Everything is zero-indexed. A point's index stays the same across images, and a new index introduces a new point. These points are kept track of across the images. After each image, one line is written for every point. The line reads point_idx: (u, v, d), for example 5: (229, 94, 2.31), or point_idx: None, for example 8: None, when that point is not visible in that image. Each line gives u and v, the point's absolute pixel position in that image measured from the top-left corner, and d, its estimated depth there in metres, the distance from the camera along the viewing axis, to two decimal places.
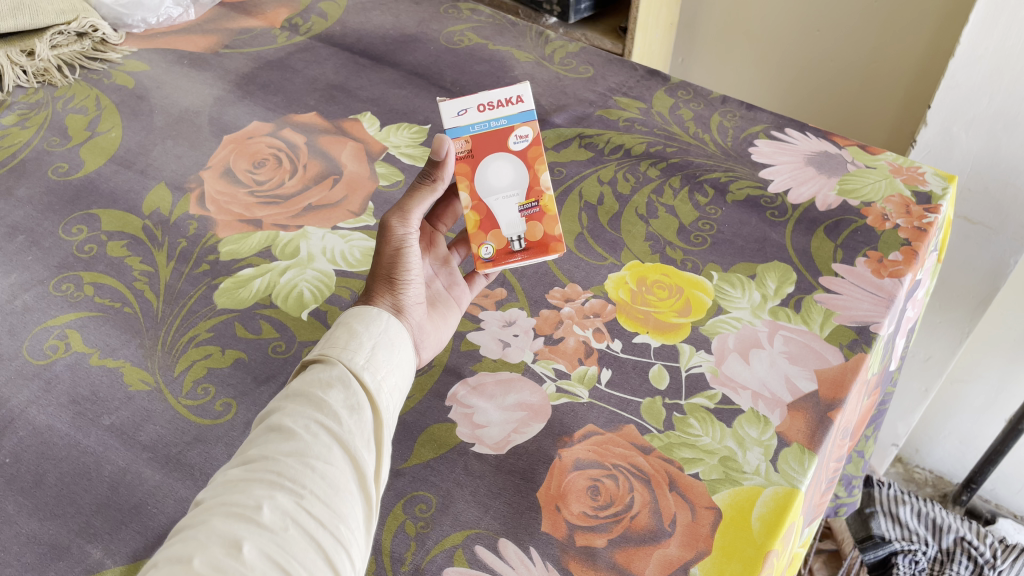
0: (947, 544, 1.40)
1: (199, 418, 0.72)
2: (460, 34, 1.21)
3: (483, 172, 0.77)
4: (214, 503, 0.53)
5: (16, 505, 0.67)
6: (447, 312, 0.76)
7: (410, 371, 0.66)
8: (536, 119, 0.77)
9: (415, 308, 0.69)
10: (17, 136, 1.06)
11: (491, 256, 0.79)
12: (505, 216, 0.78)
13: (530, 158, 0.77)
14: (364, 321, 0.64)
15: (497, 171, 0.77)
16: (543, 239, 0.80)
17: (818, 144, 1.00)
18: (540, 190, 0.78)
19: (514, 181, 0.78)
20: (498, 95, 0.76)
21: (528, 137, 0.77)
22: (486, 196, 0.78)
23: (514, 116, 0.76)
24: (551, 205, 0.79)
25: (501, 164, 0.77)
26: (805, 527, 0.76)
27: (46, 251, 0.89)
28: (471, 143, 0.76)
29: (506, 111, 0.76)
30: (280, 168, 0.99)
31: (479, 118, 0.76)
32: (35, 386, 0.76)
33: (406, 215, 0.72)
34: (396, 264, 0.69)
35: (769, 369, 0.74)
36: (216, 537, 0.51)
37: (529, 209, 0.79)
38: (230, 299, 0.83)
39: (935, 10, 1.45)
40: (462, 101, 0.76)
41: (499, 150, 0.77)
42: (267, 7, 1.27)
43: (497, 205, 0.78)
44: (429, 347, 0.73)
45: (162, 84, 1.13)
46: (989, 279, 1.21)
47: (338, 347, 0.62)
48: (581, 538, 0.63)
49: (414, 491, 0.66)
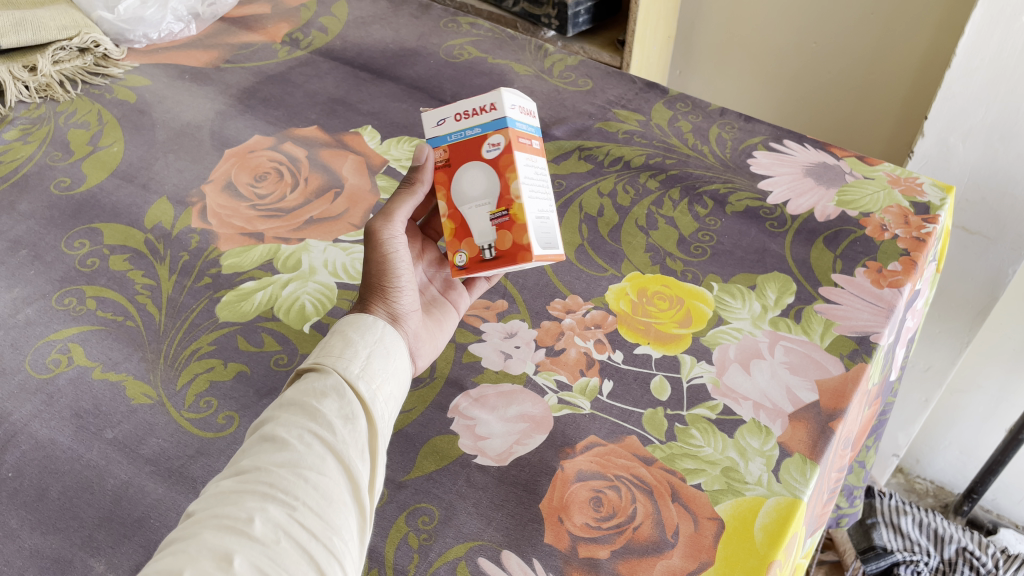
0: (948, 554, 1.40)
1: (201, 431, 0.73)
2: (460, 48, 1.22)
3: (459, 179, 0.75)
4: (205, 516, 0.53)
5: (19, 519, 0.67)
6: (442, 317, 0.76)
7: (405, 380, 0.66)
8: (508, 126, 0.74)
9: (411, 315, 0.70)
10: (19, 151, 1.07)
11: (464, 263, 0.75)
12: (477, 224, 0.74)
13: (502, 166, 0.73)
14: (360, 329, 0.65)
15: (471, 180, 0.75)
16: (512, 249, 0.73)
17: (816, 155, 1.01)
18: (510, 199, 0.73)
19: (486, 190, 0.74)
20: (473, 103, 0.75)
21: (500, 145, 0.74)
22: (461, 205, 0.75)
23: (487, 124, 0.74)
24: (521, 214, 0.72)
25: (474, 171, 0.75)
26: (808, 538, 0.76)
27: (49, 265, 0.90)
28: (448, 152, 0.76)
29: (481, 119, 0.75)
30: (281, 181, 0.99)
31: (455, 127, 0.76)
32: (37, 401, 0.76)
33: (389, 218, 0.72)
34: (387, 271, 0.69)
35: (770, 379, 0.74)
36: (206, 550, 0.50)
37: (500, 218, 0.73)
38: (232, 312, 0.84)
39: (930, 21, 1.47)
40: (442, 112, 0.77)
41: (473, 157, 0.75)
42: (268, 22, 1.28)
43: (470, 214, 0.75)
44: (425, 354, 0.72)
45: (164, 99, 1.13)
46: (988, 289, 1.21)
47: (333, 356, 0.62)
48: (584, 549, 0.63)
49: (417, 503, 0.66)
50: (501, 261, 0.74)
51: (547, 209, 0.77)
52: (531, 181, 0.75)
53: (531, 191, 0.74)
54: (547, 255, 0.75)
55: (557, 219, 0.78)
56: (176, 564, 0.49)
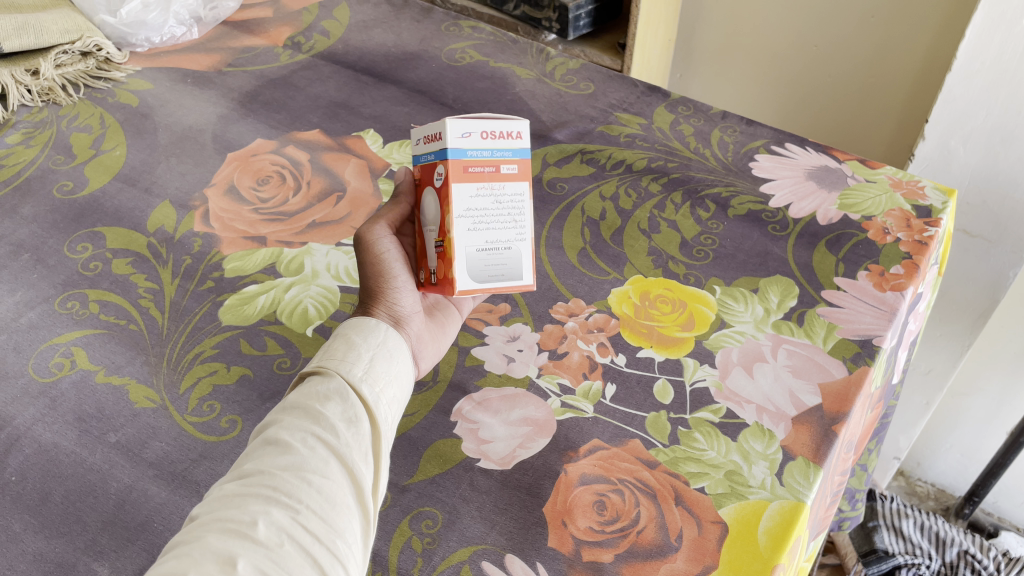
0: (950, 557, 1.40)
1: (205, 435, 0.73)
2: (461, 51, 1.22)
3: (424, 202, 0.74)
4: (209, 520, 0.53)
5: (22, 523, 0.67)
6: (445, 321, 0.76)
7: (408, 383, 0.66)
8: (451, 157, 0.69)
9: (414, 317, 0.69)
10: (21, 154, 1.07)
11: (422, 281, 0.75)
12: (430, 248, 0.74)
13: (444, 196, 0.70)
14: (362, 333, 0.65)
15: (429, 204, 0.73)
16: (443, 281, 0.71)
17: (817, 158, 1.01)
18: (446, 231, 0.70)
19: (436, 216, 0.72)
20: (433, 127, 0.72)
21: (444, 175, 0.70)
22: (424, 228, 0.74)
23: (436, 152, 0.71)
24: (451, 248, 0.69)
25: (429, 197, 0.73)
26: (811, 541, 0.76)
27: (52, 269, 0.90)
28: (419, 172, 0.75)
29: (435, 146, 0.72)
30: (283, 185, 0.99)
31: (424, 150, 0.74)
32: (40, 405, 0.76)
33: (374, 222, 0.74)
34: (380, 271, 0.70)
35: (774, 383, 0.74)
36: (210, 554, 0.50)
37: (440, 247, 0.71)
38: (235, 315, 0.84)
39: (930, 25, 1.48)
40: (423, 130, 0.75)
41: (430, 183, 0.73)
42: (269, 26, 1.29)
43: (426, 236, 0.74)
44: (429, 357, 0.72)
45: (166, 103, 1.14)
46: (989, 292, 1.21)
47: (336, 359, 0.62)
48: (587, 553, 0.63)
49: (420, 507, 0.66)
50: (439, 288, 0.72)
51: (503, 241, 0.72)
52: (479, 212, 0.71)
53: (472, 224, 0.70)
54: (484, 289, 0.71)
55: (523, 250, 0.72)
56: (180, 568, 0.49)
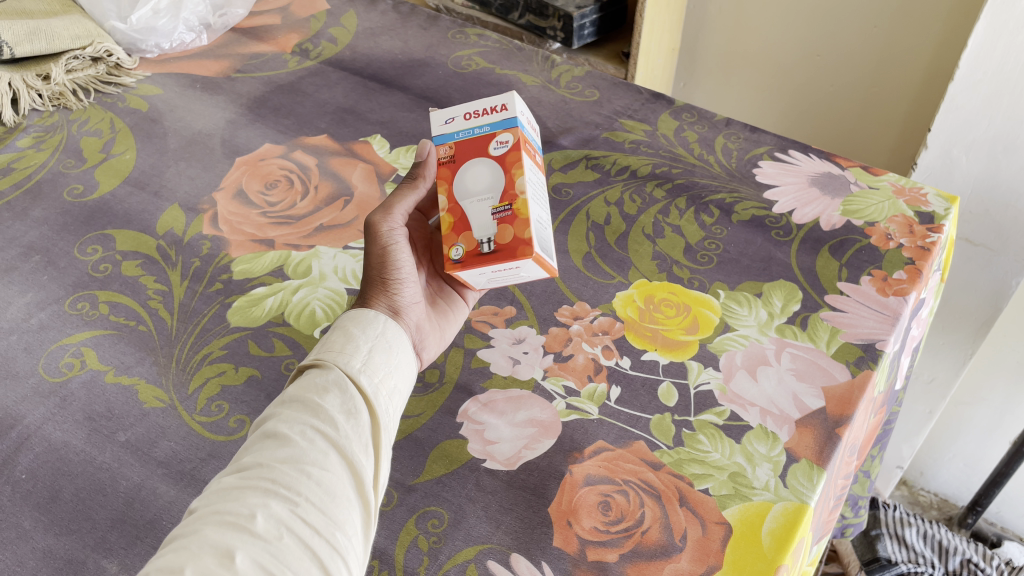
0: (953, 566, 1.40)
1: (213, 434, 0.73)
2: (468, 59, 1.23)
3: (466, 173, 0.74)
4: (207, 512, 0.53)
5: (32, 521, 0.67)
6: (449, 309, 0.77)
7: (409, 373, 0.67)
8: (518, 127, 0.74)
9: (413, 307, 0.70)
10: (32, 158, 1.08)
11: (460, 257, 0.71)
12: (478, 218, 0.71)
13: (508, 163, 0.73)
14: (361, 325, 0.66)
15: (475, 175, 0.73)
16: (513, 243, 0.69)
17: (821, 165, 1.02)
18: (514, 194, 0.71)
19: (489, 185, 0.73)
20: (484, 105, 0.77)
21: (508, 143, 0.74)
22: (462, 199, 0.73)
23: (496, 124, 0.75)
24: (525, 208, 0.70)
25: (479, 167, 0.74)
26: (814, 545, 0.76)
27: (62, 270, 0.91)
28: (454, 149, 0.76)
29: (491, 120, 0.76)
30: (291, 189, 1.01)
31: (464, 126, 0.77)
32: (50, 404, 0.76)
33: (389, 210, 0.73)
34: (386, 261, 0.70)
35: (777, 386, 0.75)
36: (208, 547, 0.51)
37: (502, 212, 0.71)
38: (243, 317, 0.85)
39: (933, 35, 1.49)
40: (451, 112, 0.78)
41: (479, 154, 0.74)
42: (278, 33, 1.30)
43: (471, 208, 0.72)
44: (430, 347, 0.73)
45: (175, 108, 1.15)
46: (991, 301, 1.22)
47: (334, 351, 0.63)
48: (592, 553, 0.63)
49: (426, 507, 0.67)
50: (499, 255, 0.69)
51: (546, 221, 0.75)
52: (533, 187, 0.74)
53: (533, 195, 0.73)
54: (546, 259, 0.70)
55: (552, 236, 0.76)
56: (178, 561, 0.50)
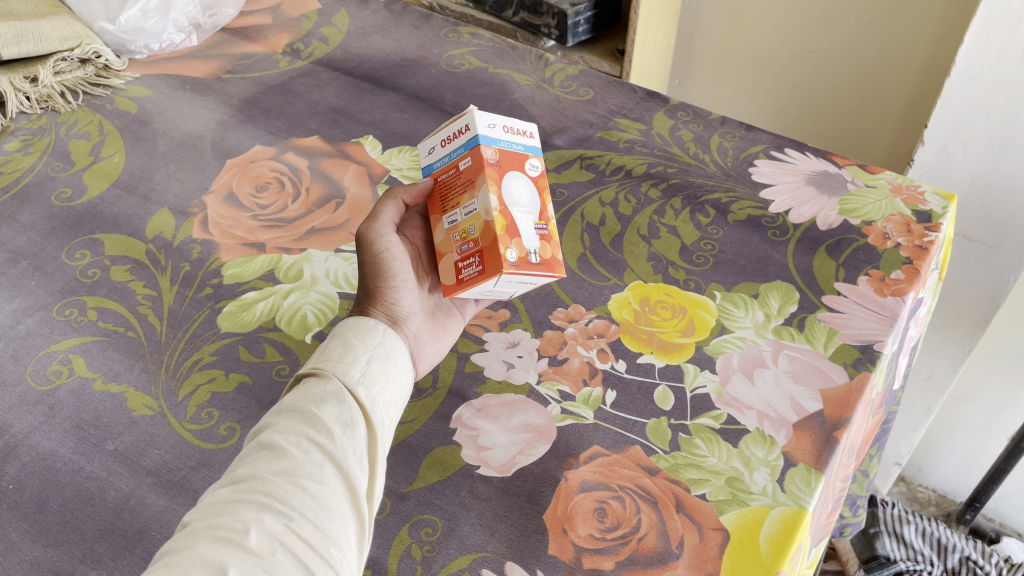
0: (952, 563, 1.39)
1: (203, 442, 0.72)
2: (460, 58, 1.22)
3: (509, 182, 0.72)
4: (200, 527, 0.52)
5: (19, 532, 0.66)
6: (446, 323, 0.75)
7: (407, 385, 0.66)
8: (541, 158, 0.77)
9: (411, 317, 0.69)
10: (20, 161, 1.06)
11: (516, 261, 0.68)
12: (524, 229, 0.71)
13: (540, 187, 0.75)
14: (359, 334, 0.65)
15: (518, 187, 0.72)
16: (551, 260, 0.73)
17: (817, 163, 1.01)
18: (547, 216, 0.75)
19: (529, 201, 0.73)
20: (516, 123, 0.76)
21: (538, 168, 0.76)
22: (512, 206, 0.71)
23: (529, 147, 0.76)
24: (556, 231, 0.75)
25: (518, 180, 0.73)
26: (813, 549, 0.75)
27: (50, 276, 0.89)
28: (499, 155, 0.72)
29: (523, 140, 0.76)
30: (282, 191, 0.99)
31: (505, 137, 0.74)
32: (38, 412, 0.75)
33: (376, 220, 0.72)
34: (379, 269, 0.69)
35: (774, 390, 0.74)
36: (201, 562, 0.49)
37: (541, 229, 0.73)
38: (233, 323, 0.83)
39: (927, 28, 1.48)
40: (492, 116, 0.74)
41: (518, 168, 0.73)
42: (268, 32, 1.29)
43: (520, 217, 0.71)
44: (427, 358, 0.72)
45: (164, 109, 1.13)
46: (989, 297, 1.21)
47: (333, 361, 0.63)
48: (588, 561, 0.62)
49: (420, 515, 0.66)
50: (545, 268, 0.72)
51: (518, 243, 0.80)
52: None
53: None
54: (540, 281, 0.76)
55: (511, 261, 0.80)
56: None
